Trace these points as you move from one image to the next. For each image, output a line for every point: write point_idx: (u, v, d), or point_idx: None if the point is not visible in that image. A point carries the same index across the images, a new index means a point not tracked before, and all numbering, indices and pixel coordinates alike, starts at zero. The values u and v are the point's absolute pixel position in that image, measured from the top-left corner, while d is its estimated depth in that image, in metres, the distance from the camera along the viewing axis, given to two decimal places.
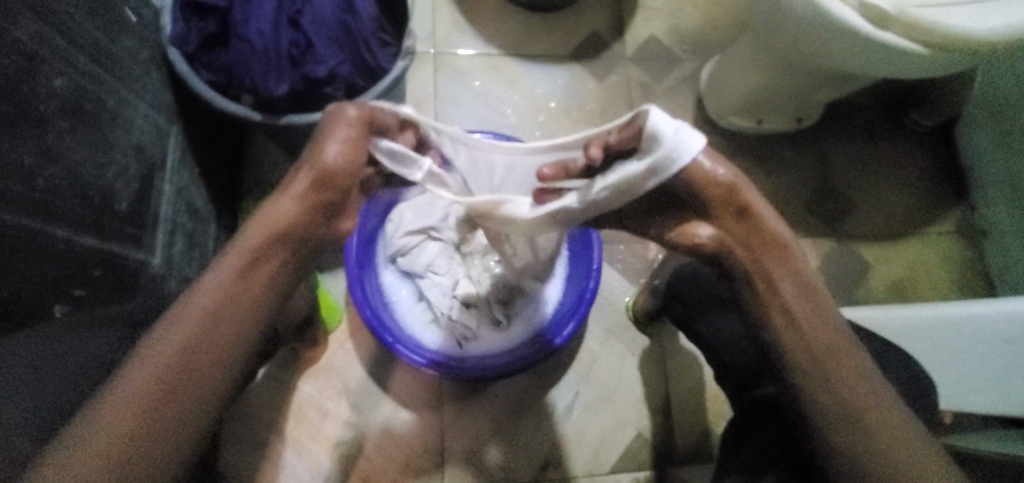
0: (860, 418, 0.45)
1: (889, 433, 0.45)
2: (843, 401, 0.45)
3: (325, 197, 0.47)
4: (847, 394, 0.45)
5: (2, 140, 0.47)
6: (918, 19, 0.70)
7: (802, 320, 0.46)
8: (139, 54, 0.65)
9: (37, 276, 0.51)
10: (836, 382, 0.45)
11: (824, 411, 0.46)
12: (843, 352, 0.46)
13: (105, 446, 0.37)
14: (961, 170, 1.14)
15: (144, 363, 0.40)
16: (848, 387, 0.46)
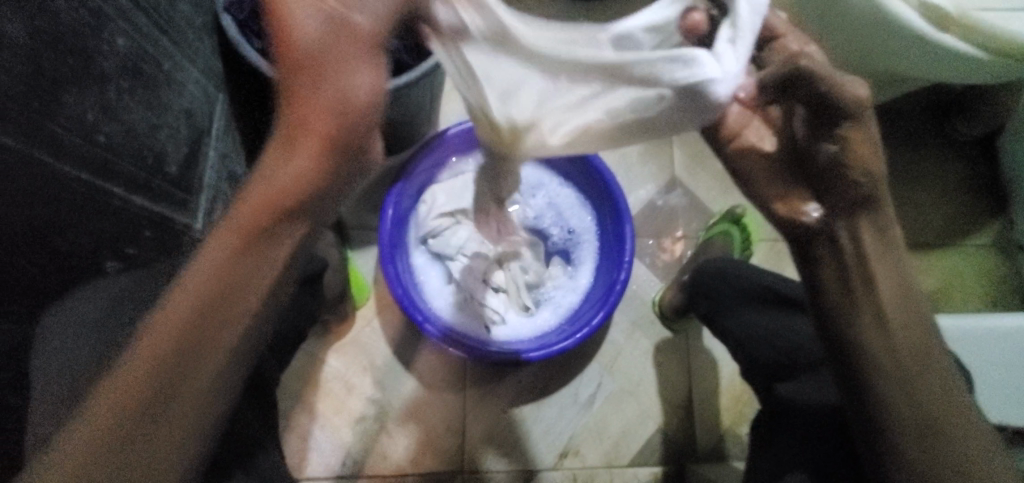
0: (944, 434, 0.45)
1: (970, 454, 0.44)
2: (924, 400, 0.45)
3: (338, 159, 0.38)
4: (925, 393, 0.45)
5: (66, 93, 0.48)
6: (979, 22, 0.68)
7: (890, 328, 0.45)
8: (194, 19, 0.66)
9: (90, 233, 0.53)
10: (914, 379, 0.45)
11: (911, 433, 0.45)
12: (931, 371, 0.45)
13: (100, 443, 0.35)
14: (1003, 182, 1.11)
15: (135, 356, 0.36)
16: (938, 410, 0.45)
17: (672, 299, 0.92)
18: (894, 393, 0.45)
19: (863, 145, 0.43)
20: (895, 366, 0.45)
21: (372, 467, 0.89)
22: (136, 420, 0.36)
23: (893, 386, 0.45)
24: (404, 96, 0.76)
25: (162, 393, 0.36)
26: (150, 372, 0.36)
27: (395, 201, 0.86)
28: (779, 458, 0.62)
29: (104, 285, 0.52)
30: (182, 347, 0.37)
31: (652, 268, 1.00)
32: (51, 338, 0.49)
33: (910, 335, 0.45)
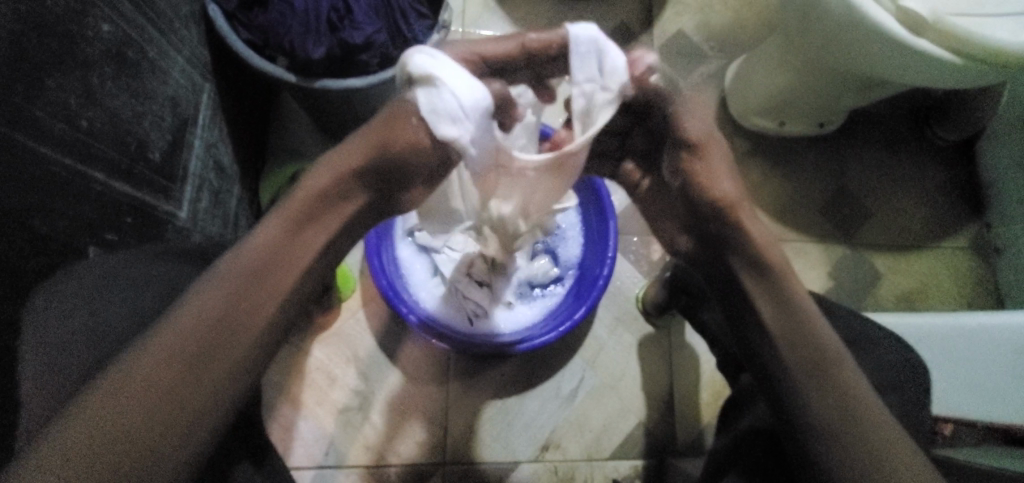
0: (834, 397, 0.43)
1: (867, 419, 0.43)
2: (831, 400, 0.43)
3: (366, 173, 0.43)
4: (833, 395, 0.43)
5: (48, 78, 0.48)
6: (955, 27, 0.70)
7: (780, 325, 0.45)
8: (180, 8, 0.66)
9: (70, 216, 0.52)
10: (823, 374, 0.44)
11: (809, 400, 0.44)
12: (826, 348, 0.44)
13: (162, 383, 0.34)
14: (981, 186, 1.14)
15: (202, 302, 0.37)
16: (834, 374, 0.44)
17: (655, 296, 0.93)
18: (782, 354, 0.45)
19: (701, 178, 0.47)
20: (786, 329, 0.45)
21: (354, 458, 0.89)
22: (194, 364, 0.36)
23: (785, 350, 0.45)
24: (391, 90, 0.76)
25: (228, 338, 0.37)
26: (204, 335, 0.36)
27: None
28: (728, 442, 0.61)
29: (101, 264, 0.49)
30: (233, 314, 0.37)
31: (636, 266, 1.02)
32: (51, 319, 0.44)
33: (809, 325, 0.45)
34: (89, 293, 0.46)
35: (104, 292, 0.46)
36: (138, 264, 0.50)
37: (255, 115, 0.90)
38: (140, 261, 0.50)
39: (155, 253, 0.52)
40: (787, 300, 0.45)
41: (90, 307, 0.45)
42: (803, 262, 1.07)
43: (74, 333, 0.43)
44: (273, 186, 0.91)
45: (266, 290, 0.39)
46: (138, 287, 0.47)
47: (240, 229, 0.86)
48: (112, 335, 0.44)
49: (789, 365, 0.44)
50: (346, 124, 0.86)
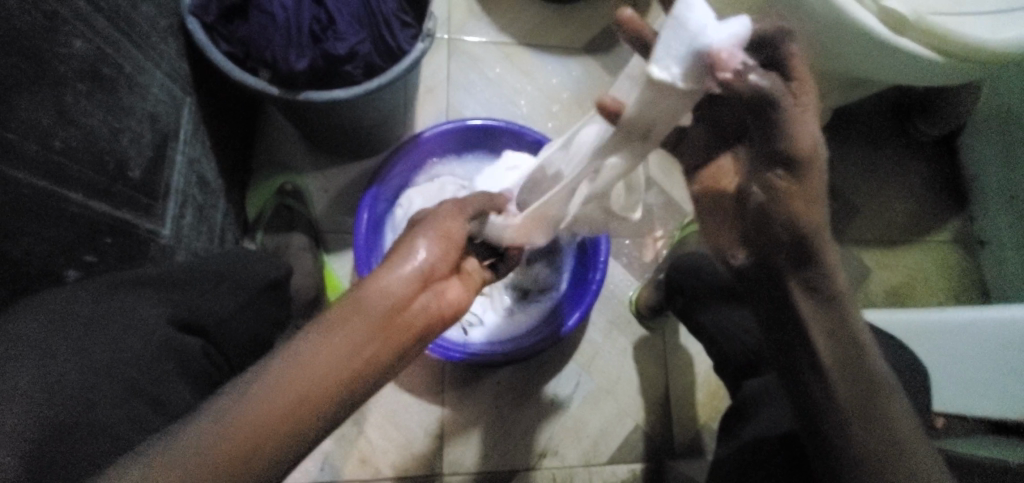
0: (874, 424, 0.44)
1: (903, 441, 0.43)
2: (876, 437, 0.43)
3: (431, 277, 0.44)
4: (877, 432, 0.43)
5: (20, 98, 0.46)
6: (937, 26, 0.70)
7: (831, 353, 0.45)
8: (158, 21, 0.65)
9: (47, 240, 0.50)
10: (865, 410, 0.44)
11: (854, 430, 0.44)
12: (875, 379, 0.45)
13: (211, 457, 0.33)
14: (964, 181, 1.15)
15: (277, 385, 0.35)
16: (880, 401, 0.44)
17: (647, 298, 0.93)
18: (831, 389, 0.44)
19: (784, 194, 0.45)
20: (841, 364, 0.44)
21: (349, 472, 0.88)
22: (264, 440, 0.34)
23: (835, 375, 0.44)
24: (377, 100, 0.76)
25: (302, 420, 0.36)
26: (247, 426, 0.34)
27: (371, 204, 0.85)
28: (737, 448, 0.62)
29: (60, 301, 0.45)
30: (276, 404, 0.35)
31: (628, 268, 1.02)
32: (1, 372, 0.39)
33: (858, 345, 0.45)
34: (49, 332, 0.42)
35: (55, 342, 0.42)
36: (104, 298, 0.47)
37: (238, 127, 0.88)
38: (104, 297, 0.47)
39: (110, 284, 0.49)
40: (844, 324, 0.45)
41: (57, 350, 0.42)
42: None
43: (37, 374, 0.40)
44: (260, 199, 0.91)
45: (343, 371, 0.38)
46: (101, 326, 0.45)
47: (226, 243, 0.84)
48: (77, 381, 0.42)
49: (834, 392, 0.44)
50: (332, 134, 0.84)
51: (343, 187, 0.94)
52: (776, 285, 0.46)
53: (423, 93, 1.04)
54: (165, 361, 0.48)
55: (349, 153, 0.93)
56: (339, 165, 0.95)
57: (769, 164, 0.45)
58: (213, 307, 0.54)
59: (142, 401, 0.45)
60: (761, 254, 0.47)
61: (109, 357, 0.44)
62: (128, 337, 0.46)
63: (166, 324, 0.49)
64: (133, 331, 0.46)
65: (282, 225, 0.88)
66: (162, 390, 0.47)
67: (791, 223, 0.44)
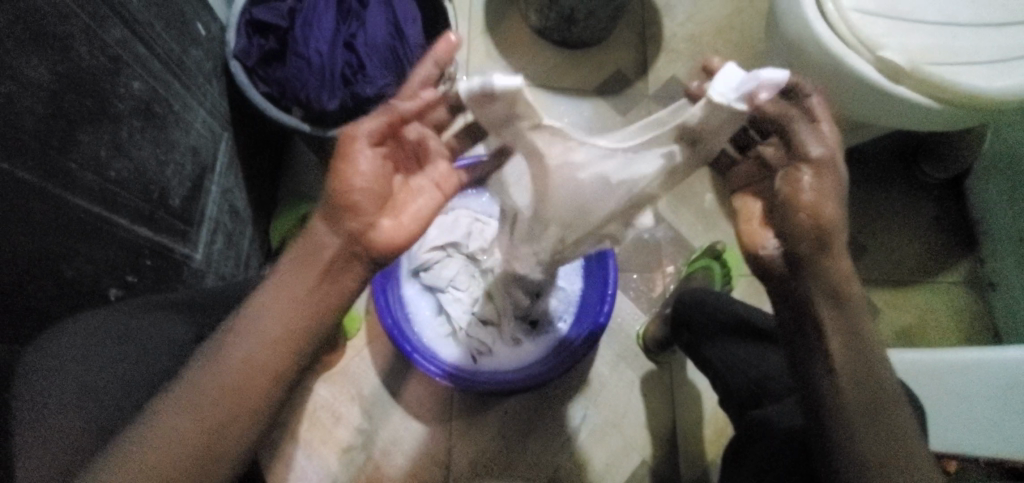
0: (871, 425, 0.48)
1: (899, 440, 0.49)
2: (881, 441, 0.48)
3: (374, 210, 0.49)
4: (882, 433, 0.49)
5: (82, 132, 0.51)
6: (932, 76, 0.74)
7: (845, 367, 0.49)
8: (204, 64, 0.71)
9: (94, 261, 0.54)
10: (871, 416, 0.49)
11: (862, 435, 0.49)
12: (882, 390, 0.49)
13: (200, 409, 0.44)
14: (972, 223, 1.16)
15: (235, 349, 0.45)
16: (886, 408, 0.49)
17: (654, 332, 0.94)
18: (841, 395, 0.49)
19: (815, 190, 0.49)
20: (851, 377, 0.49)
21: None
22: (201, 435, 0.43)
23: (847, 387, 0.49)
24: None
25: (233, 406, 0.44)
26: (223, 381, 0.44)
27: None
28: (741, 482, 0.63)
29: (89, 320, 0.48)
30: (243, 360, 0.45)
31: (636, 302, 1.04)
32: (40, 385, 0.43)
33: (868, 355, 0.49)
34: (81, 354, 0.45)
35: (89, 358, 0.45)
36: (130, 319, 0.50)
37: (267, 159, 0.94)
38: (130, 317, 0.50)
39: (145, 305, 0.53)
40: (857, 335, 0.49)
41: (89, 366, 0.45)
42: None
43: (66, 385, 0.44)
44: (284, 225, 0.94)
45: (241, 375, 0.45)
46: (127, 345, 0.48)
47: (250, 269, 0.88)
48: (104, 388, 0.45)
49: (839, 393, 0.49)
50: None
51: None
52: (798, 285, 0.51)
53: None
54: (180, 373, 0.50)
55: None
56: None
57: (793, 163, 0.51)
58: None
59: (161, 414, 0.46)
60: (790, 260, 0.51)
61: (133, 371, 0.47)
62: (150, 355, 0.48)
63: (188, 341, 0.51)
64: (157, 349, 0.49)
65: None
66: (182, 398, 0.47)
67: (813, 226, 0.49)
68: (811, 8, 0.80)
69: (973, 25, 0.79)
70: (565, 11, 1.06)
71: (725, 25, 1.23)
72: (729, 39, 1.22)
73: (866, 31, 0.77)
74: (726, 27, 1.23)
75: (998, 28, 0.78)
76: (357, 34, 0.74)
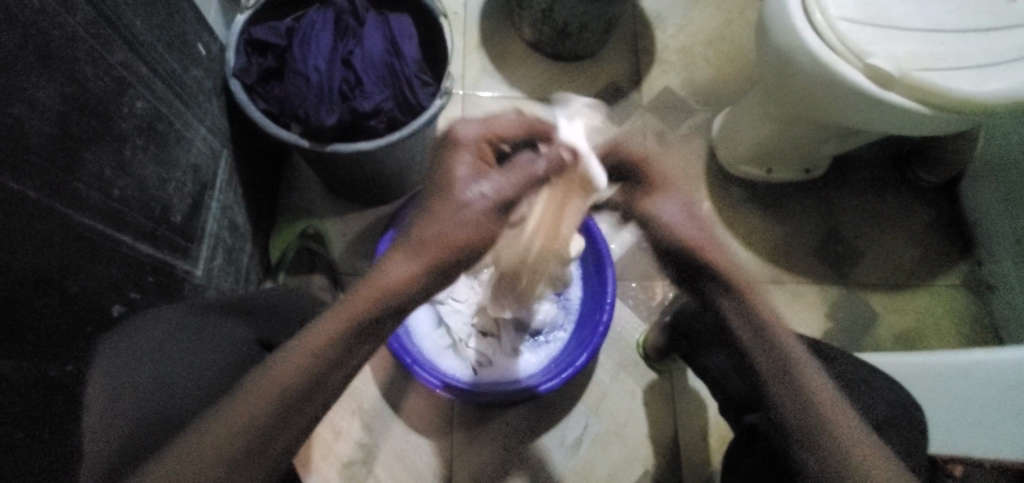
0: (814, 415, 0.48)
1: (838, 427, 0.47)
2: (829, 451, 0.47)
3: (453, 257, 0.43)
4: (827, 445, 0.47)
5: (87, 152, 0.52)
6: (920, 82, 0.75)
7: (772, 377, 0.49)
8: (204, 83, 0.72)
9: (100, 277, 0.54)
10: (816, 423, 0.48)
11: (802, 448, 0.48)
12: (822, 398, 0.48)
13: (240, 421, 0.39)
14: (968, 226, 1.17)
15: (294, 363, 0.40)
16: (826, 411, 0.48)
17: (654, 341, 0.94)
18: (780, 406, 0.49)
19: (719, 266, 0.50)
20: (782, 382, 0.49)
21: None
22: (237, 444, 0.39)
23: (781, 399, 0.49)
24: (397, 150, 0.82)
25: (267, 433, 0.40)
26: (275, 394, 0.40)
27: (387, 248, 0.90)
28: None
29: (159, 320, 0.51)
30: (302, 376, 0.40)
31: (635, 311, 1.04)
32: (114, 372, 0.47)
33: (794, 362, 0.49)
34: (155, 344, 0.49)
35: (161, 353, 0.49)
36: (194, 320, 0.53)
37: (266, 175, 0.95)
38: (195, 319, 0.53)
39: (182, 311, 0.54)
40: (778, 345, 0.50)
41: (159, 361, 0.48)
42: (800, 304, 1.09)
43: (135, 375, 0.47)
44: (283, 240, 0.95)
45: (296, 391, 0.40)
46: (192, 341, 0.51)
47: (250, 284, 0.88)
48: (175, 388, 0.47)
49: (770, 389, 0.50)
50: (354, 182, 0.90)
51: (361, 231, 1.00)
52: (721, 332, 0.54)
53: None
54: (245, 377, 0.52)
55: (368, 199, 0.99)
56: (357, 210, 1.01)
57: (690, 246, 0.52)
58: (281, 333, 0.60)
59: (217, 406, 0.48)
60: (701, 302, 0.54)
61: (203, 371, 0.49)
62: (216, 356, 0.51)
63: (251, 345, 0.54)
64: (220, 349, 0.52)
65: (303, 267, 0.94)
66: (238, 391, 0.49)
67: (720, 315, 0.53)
68: (799, 18, 0.81)
69: (960, 31, 0.80)
70: (559, 25, 1.08)
71: (717, 35, 1.25)
72: (721, 49, 1.24)
73: (854, 39, 0.79)
74: (718, 37, 1.25)
75: (984, 33, 0.80)
76: (354, 51, 0.75)
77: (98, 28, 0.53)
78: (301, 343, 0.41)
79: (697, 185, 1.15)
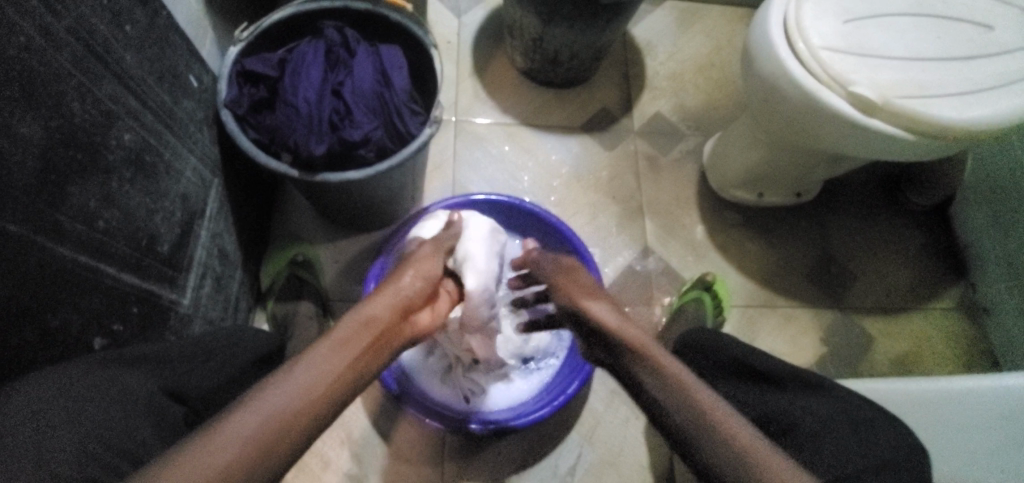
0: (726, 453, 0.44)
1: (757, 457, 0.43)
2: (724, 457, 0.44)
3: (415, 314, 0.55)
4: (720, 451, 0.44)
5: (72, 185, 0.52)
6: (901, 110, 0.76)
7: (663, 390, 0.50)
8: (195, 113, 0.73)
9: (80, 310, 0.54)
10: (698, 432, 0.46)
11: (706, 448, 0.45)
12: (708, 408, 0.47)
13: (232, 440, 0.37)
14: (960, 249, 1.17)
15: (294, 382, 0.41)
16: (717, 421, 0.46)
17: None
18: (670, 408, 0.48)
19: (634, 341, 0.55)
20: (666, 385, 0.50)
21: None
22: (262, 443, 0.38)
23: (672, 408, 0.48)
24: (386, 178, 0.82)
25: (262, 449, 0.38)
26: (281, 411, 0.40)
27: (377, 274, 0.89)
28: None
29: (72, 369, 0.46)
30: (307, 386, 0.42)
31: None
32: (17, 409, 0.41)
33: (677, 382, 0.49)
34: (76, 389, 0.45)
35: (66, 399, 0.44)
36: (101, 372, 0.48)
37: (257, 203, 0.95)
38: (102, 371, 0.48)
39: (113, 358, 0.50)
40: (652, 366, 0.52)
41: (68, 406, 0.43)
42: (794, 328, 1.09)
43: (46, 416, 0.42)
44: (275, 267, 0.95)
45: (302, 412, 0.41)
46: (95, 390, 0.46)
47: (239, 312, 0.88)
48: (65, 435, 0.41)
49: (678, 414, 0.48)
50: (346, 210, 0.91)
51: (353, 257, 1.00)
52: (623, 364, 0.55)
53: (432, 170, 1.12)
54: (144, 423, 0.47)
55: (360, 226, 0.99)
56: (349, 236, 1.01)
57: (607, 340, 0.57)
58: (203, 382, 0.56)
59: (125, 462, 0.44)
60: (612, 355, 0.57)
61: (103, 422, 0.44)
62: (117, 408, 0.46)
63: (158, 394, 0.50)
64: (124, 401, 0.47)
65: (291, 295, 0.91)
66: (141, 449, 0.46)
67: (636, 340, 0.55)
68: (783, 48, 0.83)
69: (941, 59, 0.81)
70: (550, 53, 1.10)
71: (706, 62, 1.27)
72: (711, 76, 1.26)
73: (837, 66, 0.80)
74: (707, 64, 1.27)
75: (963, 61, 0.81)
76: (345, 82, 0.76)
77: (87, 63, 0.54)
78: (299, 367, 0.43)
79: (689, 209, 1.15)
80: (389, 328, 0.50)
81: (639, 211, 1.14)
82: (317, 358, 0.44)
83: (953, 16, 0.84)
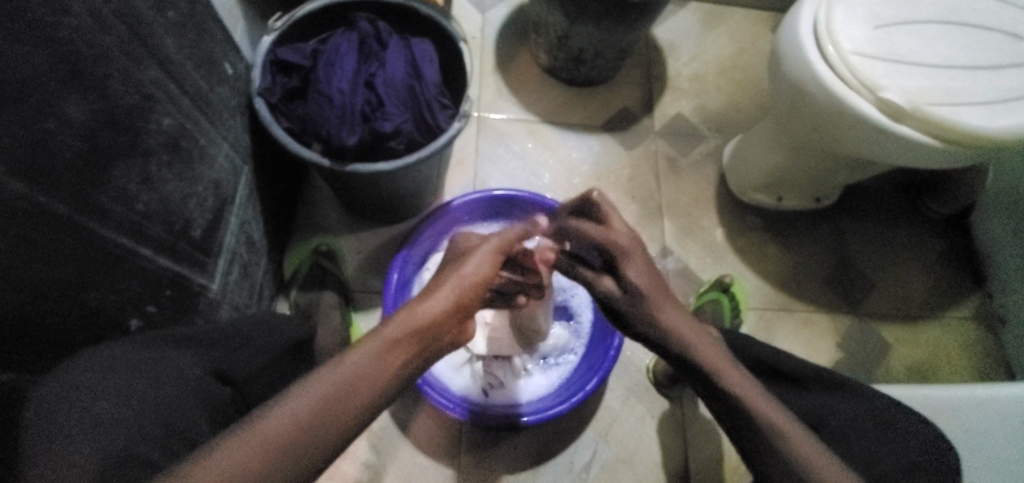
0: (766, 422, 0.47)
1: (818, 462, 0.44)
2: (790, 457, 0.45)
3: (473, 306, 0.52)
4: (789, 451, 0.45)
5: (114, 168, 0.53)
6: (932, 117, 0.76)
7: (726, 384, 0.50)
8: (229, 101, 0.74)
9: (118, 291, 0.55)
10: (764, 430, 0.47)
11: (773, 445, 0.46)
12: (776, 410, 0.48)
13: (283, 425, 0.38)
14: (979, 259, 1.17)
15: (346, 372, 0.41)
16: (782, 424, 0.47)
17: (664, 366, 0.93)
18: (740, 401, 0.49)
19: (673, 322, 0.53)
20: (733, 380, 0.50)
21: None
22: (311, 429, 0.38)
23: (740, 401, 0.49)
24: (413, 171, 0.83)
25: (310, 437, 0.38)
26: (332, 399, 0.40)
27: (400, 266, 0.90)
28: None
29: (117, 349, 0.47)
30: (358, 377, 0.41)
31: None
32: (67, 388, 0.42)
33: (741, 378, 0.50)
34: (122, 367, 0.45)
35: (114, 378, 0.44)
36: (146, 353, 0.48)
37: (283, 192, 0.96)
38: (149, 351, 0.49)
39: (155, 340, 0.51)
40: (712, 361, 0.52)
41: (117, 384, 0.44)
42: (811, 333, 1.09)
43: (97, 394, 0.42)
44: (298, 256, 0.95)
45: (353, 403, 0.40)
46: (143, 369, 0.46)
47: (262, 300, 0.88)
48: (116, 413, 0.42)
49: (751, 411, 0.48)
50: (370, 202, 0.92)
51: (374, 249, 1.01)
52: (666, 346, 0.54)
53: (454, 164, 1.12)
54: (194, 403, 0.48)
55: (383, 218, 1.00)
56: (371, 228, 1.02)
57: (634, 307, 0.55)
58: (244, 364, 0.57)
59: (172, 441, 0.44)
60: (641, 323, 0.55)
61: (152, 400, 0.45)
62: (165, 386, 0.46)
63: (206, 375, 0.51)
64: (171, 380, 0.47)
65: (314, 285, 0.92)
66: (197, 432, 0.47)
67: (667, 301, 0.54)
68: (813, 52, 0.83)
69: (970, 67, 0.81)
70: (574, 51, 1.10)
71: (729, 64, 1.27)
72: (733, 78, 1.26)
73: (867, 72, 0.80)
74: (730, 66, 1.27)
75: (992, 70, 0.80)
76: (376, 73, 0.77)
77: (131, 48, 0.54)
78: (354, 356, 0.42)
79: (708, 211, 1.16)
80: (447, 320, 0.48)
81: (658, 211, 1.14)
82: (370, 349, 0.43)
83: (982, 25, 0.84)
